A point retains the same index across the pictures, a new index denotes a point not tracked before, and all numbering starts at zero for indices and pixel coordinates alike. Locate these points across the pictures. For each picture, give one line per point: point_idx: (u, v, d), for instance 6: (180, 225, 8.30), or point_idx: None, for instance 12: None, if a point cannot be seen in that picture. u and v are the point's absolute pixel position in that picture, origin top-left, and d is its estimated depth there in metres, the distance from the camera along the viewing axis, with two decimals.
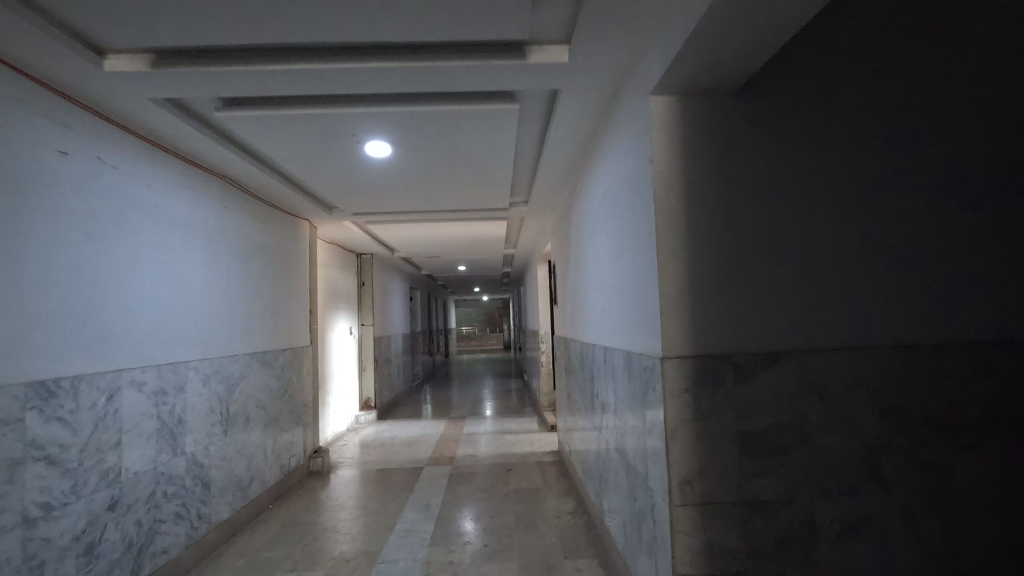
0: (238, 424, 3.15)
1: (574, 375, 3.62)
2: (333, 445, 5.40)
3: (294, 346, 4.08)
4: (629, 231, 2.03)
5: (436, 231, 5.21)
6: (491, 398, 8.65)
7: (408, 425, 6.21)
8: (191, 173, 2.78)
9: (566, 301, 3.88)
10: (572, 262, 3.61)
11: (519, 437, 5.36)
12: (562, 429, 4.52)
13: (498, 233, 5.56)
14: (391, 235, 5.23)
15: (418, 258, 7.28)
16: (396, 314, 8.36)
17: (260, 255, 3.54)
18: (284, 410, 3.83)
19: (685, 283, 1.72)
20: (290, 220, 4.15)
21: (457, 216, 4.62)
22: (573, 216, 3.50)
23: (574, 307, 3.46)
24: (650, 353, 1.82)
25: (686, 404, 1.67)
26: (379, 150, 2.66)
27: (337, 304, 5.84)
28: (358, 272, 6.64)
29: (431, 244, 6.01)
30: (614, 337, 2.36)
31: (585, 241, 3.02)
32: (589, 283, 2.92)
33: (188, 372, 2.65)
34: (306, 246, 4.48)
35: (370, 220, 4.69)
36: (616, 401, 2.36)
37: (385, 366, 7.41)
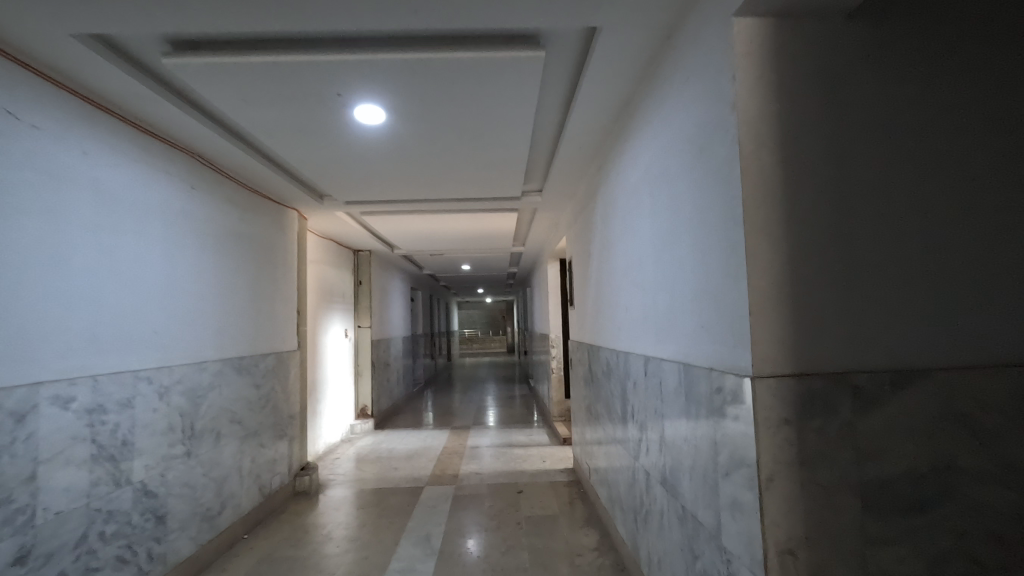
0: (206, 443, 2.69)
1: (597, 387, 3.15)
2: (325, 458, 4.93)
3: (277, 351, 3.62)
4: (691, 208, 1.56)
5: (439, 224, 4.74)
6: (496, 406, 8.18)
7: (407, 436, 5.74)
8: (146, 144, 2.33)
9: (588, 302, 3.41)
10: (595, 256, 3.14)
11: (529, 451, 4.89)
12: (579, 445, 4.04)
13: (507, 229, 5.10)
14: (390, 228, 4.78)
15: (420, 256, 6.82)
16: (397, 315, 7.91)
17: (237, 246, 3.09)
18: (265, 423, 3.37)
19: (783, 272, 1.24)
20: (274, 208, 3.70)
21: (463, 207, 4.16)
22: (597, 202, 3.03)
23: (600, 308, 3.00)
24: (728, 368, 1.35)
25: (786, 442, 1.19)
26: (371, 115, 2.21)
27: (331, 304, 5.38)
28: (354, 270, 6.19)
29: (434, 240, 5.55)
30: (662, 345, 1.89)
31: (616, 231, 2.54)
32: (622, 280, 2.45)
33: (138, 383, 2.19)
34: (294, 238, 4.03)
35: (366, 211, 4.23)
36: (663, 424, 1.89)
37: (384, 372, 6.95)
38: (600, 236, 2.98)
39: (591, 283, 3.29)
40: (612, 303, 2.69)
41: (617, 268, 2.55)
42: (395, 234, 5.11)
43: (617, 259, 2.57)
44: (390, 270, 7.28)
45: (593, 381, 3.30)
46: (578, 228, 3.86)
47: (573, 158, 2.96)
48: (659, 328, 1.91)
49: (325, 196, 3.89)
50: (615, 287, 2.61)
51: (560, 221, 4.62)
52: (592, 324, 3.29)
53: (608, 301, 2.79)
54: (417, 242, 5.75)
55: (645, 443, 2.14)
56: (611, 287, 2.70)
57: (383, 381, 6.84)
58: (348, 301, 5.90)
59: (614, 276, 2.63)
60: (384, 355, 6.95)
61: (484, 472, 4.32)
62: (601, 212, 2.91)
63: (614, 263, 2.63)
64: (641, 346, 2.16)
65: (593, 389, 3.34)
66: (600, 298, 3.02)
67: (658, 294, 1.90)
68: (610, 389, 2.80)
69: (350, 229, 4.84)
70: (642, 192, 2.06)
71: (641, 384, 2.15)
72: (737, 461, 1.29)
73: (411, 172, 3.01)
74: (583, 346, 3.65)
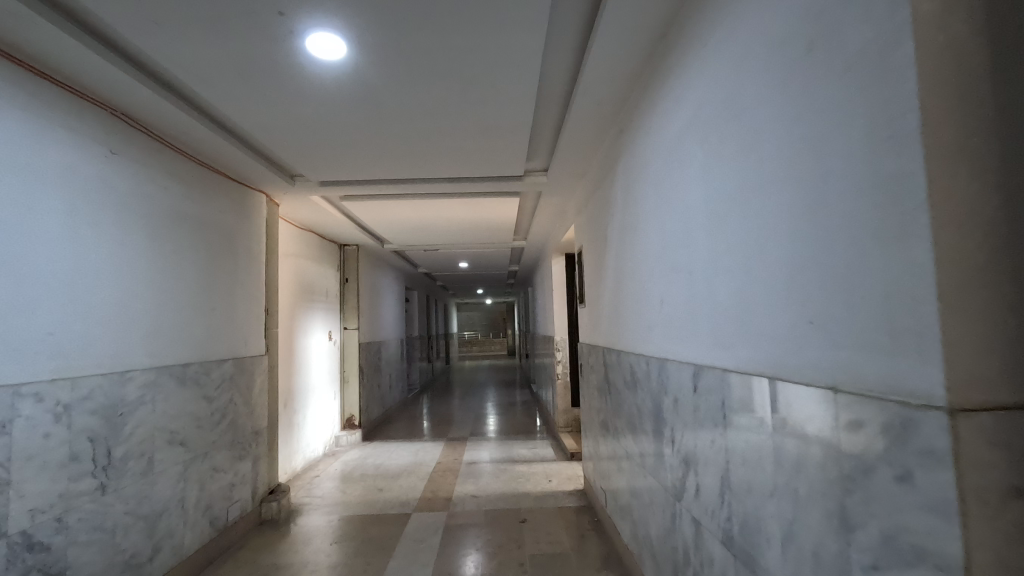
0: (132, 472, 2.16)
1: (616, 400, 2.60)
2: (303, 475, 4.37)
3: (238, 355, 3.08)
4: (790, 140, 1.03)
5: (430, 212, 4.20)
6: (496, 413, 7.62)
7: (398, 450, 5.19)
8: (37, 89, 1.81)
9: (604, 299, 2.87)
10: (613, 239, 2.61)
11: (533, 468, 4.34)
12: (591, 464, 3.50)
13: (506, 218, 4.56)
14: (375, 217, 4.24)
15: (413, 251, 6.29)
16: (389, 316, 7.36)
17: (180, 229, 2.56)
18: (219, 443, 2.83)
19: (992, 224, 0.71)
20: (234, 187, 3.17)
21: (456, 190, 3.63)
22: (616, 175, 2.51)
23: (620, 304, 2.48)
24: (874, 386, 0.82)
25: (1016, 528, 0.66)
26: (327, 46, 1.70)
27: (311, 303, 4.84)
28: (340, 266, 5.65)
29: (426, 231, 5.01)
30: (727, 349, 1.35)
31: (643, 204, 2.04)
32: (652, 266, 1.94)
33: (21, 400, 1.67)
34: (261, 224, 3.50)
35: (345, 195, 3.70)
36: (727, 463, 1.34)
37: (374, 377, 6.40)
38: (620, 215, 2.45)
39: (608, 276, 2.76)
40: (636, 296, 2.18)
41: (644, 252, 2.04)
42: (382, 223, 4.58)
43: (643, 240, 2.05)
44: (380, 268, 6.74)
45: (611, 392, 2.75)
46: (589, 212, 3.32)
47: (587, 119, 2.43)
48: (721, 326, 1.37)
49: (296, 174, 3.36)
50: (641, 276, 2.10)
51: (566, 207, 4.09)
52: (610, 324, 2.75)
53: (631, 295, 2.27)
54: (407, 234, 5.21)
55: (692, 483, 1.59)
56: (635, 277, 2.19)
57: (373, 387, 6.29)
58: (332, 299, 5.35)
59: (639, 263, 2.11)
60: (374, 359, 6.40)
61: (481, 494, 3.76)
62: (622, 185, 2.39)
63: (639, 247, 2.11)
64: (687, 351, 1.62)
65: (610, 401, 2.80)
66: (619, 293, 2.50)
67: (720, 277, 1.36)
68: (635, 404, 2.25)
69: (330, 216, 4.30)
70: (689, 143, 1.54)
71: (687, 402, 1.61)
72: (902, 552, 0.75)
73: (389, 134, 2.49)
74: (596, 350, 3.10)
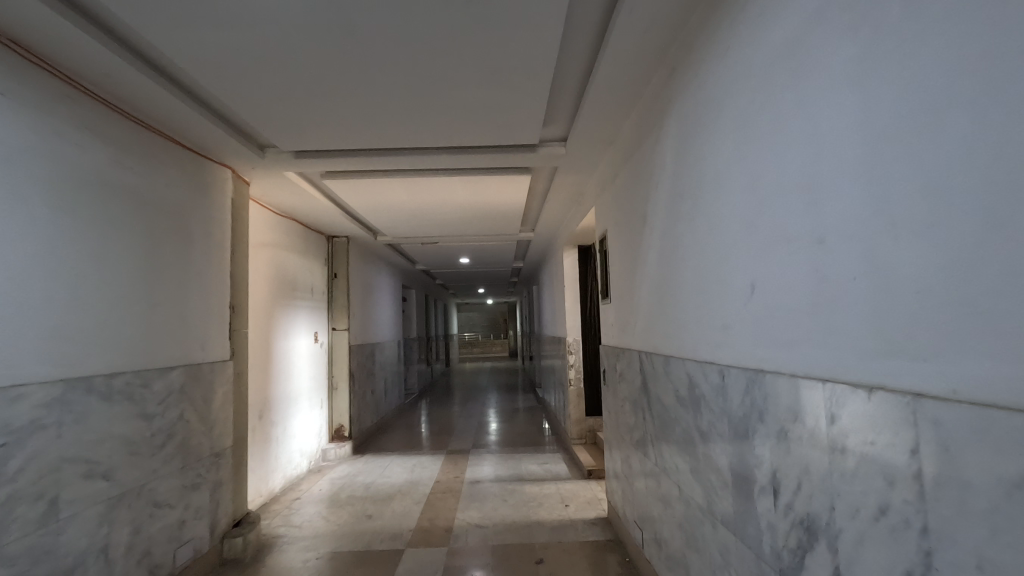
0: (21, 520, 1.61)
1: (662, 420, 2.05)
2: (283, 497, 3.82)
3: (193, 360, 2.55)
4: None
5: (427, 194, 3.65)
6: (500, 420, 7.06)
7: (392, 465, 4.64)
8: None
9: (643, 291, 2.32)
10: (657, 213, 2.07)
11: (545, 490, 3.77)
12: (618, 490, 2.94)
13: (513, 203, 4.02)
14: (363, 199, 3.69)
15: (409, 244, 5.73)
16: (383, 315, 6.80)
17: (104, 202, 2.02)
18: (164, 470, 2.28)
19: None
20: (189, 158, 2.63)
21: (457, 165, 3.08)
22: (664, 132, 1.98)
23: (670, 296, 1.93)
24: None
25: None
26: None
27: (292, 300, 4.27)
28: (328, 260, 5.09)
29: (423, 219, 4.46)
30: (916, 359, 0.82)
31: (714, 158, 1.51)
32: (732, 240, 1.41)
33: None
34: (227, 204, 2.95)
35: (326, 170, 3.15)
36: (929, 556, 0.78)
37: (367, 382, 5.84)
38: (670, 181, 1.92)
39: (648, 262, 2.22)
40: (699, 284, 1.64)
41: (716, 221, 1.51)
42: (372, 208, 4.03)
43: (714, 206, 1.52)
44: (373, 263, 6.19)
45: (652, 409, 2.19)
46: (617, 188, 2.77)
47: (628, 57, 1.89)
48: (907, 317, 0.83)
49: (266, 143, 2.82)
50: (709, 257, 1.56)
51: (585, 188, 3.54)
52: (651, 323, 2.20)
53: (688, 283, 1.73)
54: (401, 224, 4.66)
55: (823, 566, 1.03)
56: (696, 259, 1.66)
57: (366, 394, 5.72)
58: (318, 296, 4.80)
59: (706, 238, 1.58)
60: (367, 363, 5.84)
61: (487, 523, 3.21)
62: (674, 142, 1.86)
63: (705, 217, 1.58)
64: (809, 357, 1.08)
65: (650, 419, 2.24)
66: (667, 282, 1.96)
67: (906, 238, 0.83)
68: (695, 429, 1.70)
69: (312, 200, 3.75)
70: (825, 40, 1.01)
71: (815, 438, 1.05)
72: None
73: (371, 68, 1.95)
74: (628, 354, 2.55)
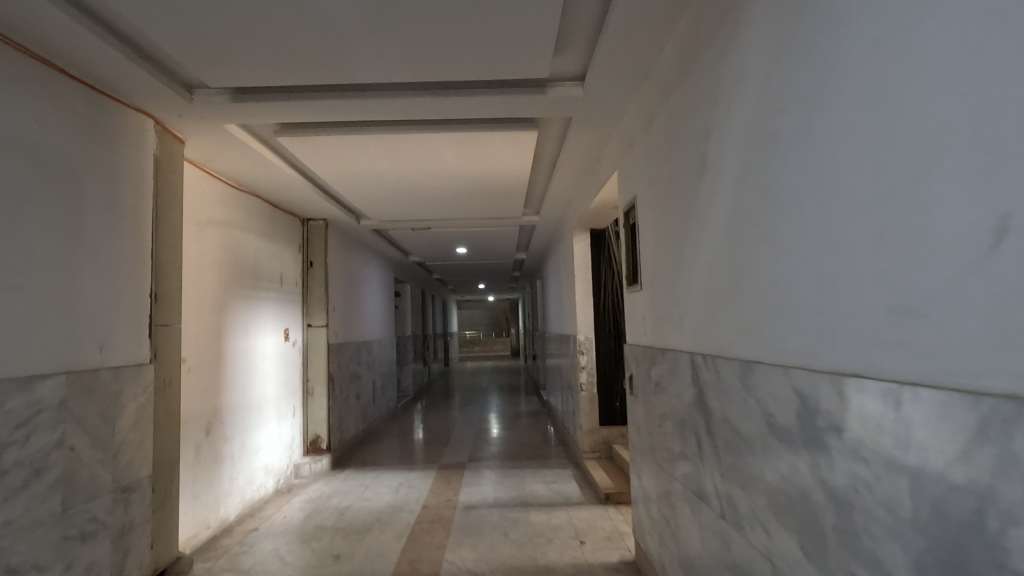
0: None
1: (735, 456, 1.39)
2: (240, 527, 3.16)
3: (85, 364, 1.89)
4: None
5: (409, 159, 2.99)
6: (502, 426, 6.40)
7: (375, 484, 3.99)
8: None
9: (696, 272, 1.66)
10: (727, 149, 1.41)
11: (555, 519, 3.12)
12: (652, 532, 2.27)
13: (516, 174, 3.35)
14: (332, 166, 3.03)
15: (398, 230, 5.07)
16: (372, 311, 6.15)
17: None
18: (26, 520, 1.63)
19: None
20: (86, 97, 1.98)
21: (443, 114, 2.41)
22: (743, 25, 1.32)
23: (755, 271, 1.27)
24: None
25: None
26: None
27: (254, 291, 3.61)
28: (302, 247, 4.43)
29: (411, 196, 3.80)
30: None
31: (883, 11, 0.85)
32: (945, 141, 0.74)
33: None
34: (149, 166, 2.29)
35: (279, 123, 2.54)
36: None
37: (352, 386, 5.18)
38: (757, 94, 1.25)
39: (707, 228, 1.55)
40: (829, 240, 0.99)
41: (884, 120, 0.85)
42: (346, 179, 3.37)
43: (879, 98, 0.86)
44: (359, 253, 5.52)
45: (715, 439, 1.52)
46: (652, 138, 2.10)
47: None
48: None
49: (194, 82, 2.15)
50: (863, 190, 0.90)
51: (603, 150, 2.87)
52: (712, 315, 1.54)
53: (801, 242, 1.08)
54: (385, 203, 4.00)
55: None
56: (824, 199, 1.00)
57: (349, 399, 5.07)
58: (289, 288, 4.14)
59: (855, 159, 0.92)
60: (351, 364, 5.17)
61: (483, 568, 2.55)
62: (771, 30, 1.19)
63: (853, 123, 0.93)
64: None
65: (710, 451, 1.57)
66: (749, 249, 1.30)
67: None
68: (816, 486, 1.03)
69: (271, 167, 3.09)
70: None
71: None
72: None
73: None
74: (671, 359, 1.88)
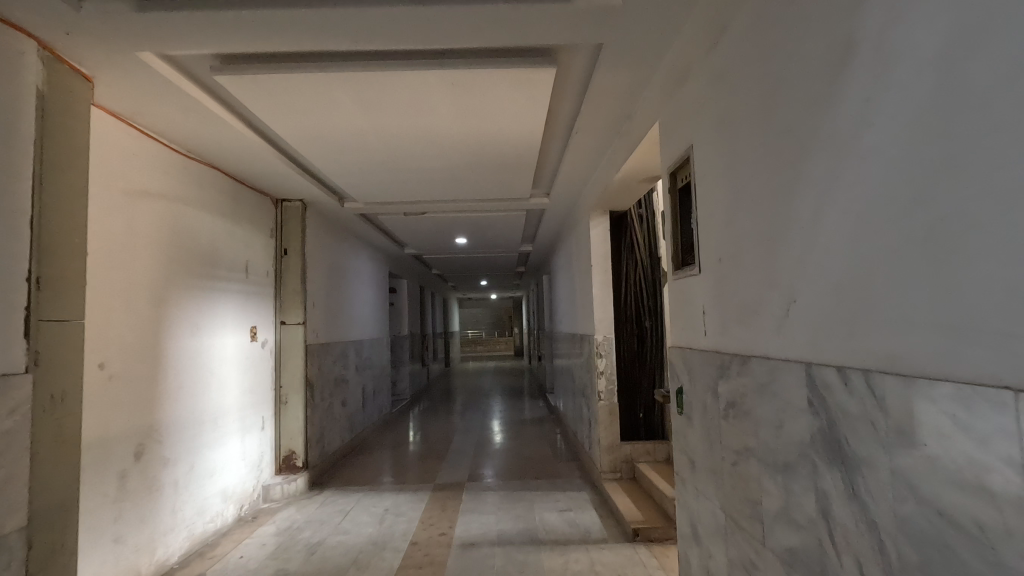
0: None
1: (933, 558, 0.77)
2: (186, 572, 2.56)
3: None
4: None
5: (391, 111, 2.37)
6: (506, 435, 5.78)
7: (357, 510, 3.38)
8: None
9: (823, 236, 1.04)
10: (921, 10, 0.80)
11: (574, 564, 2.50)
12: None
13: (525, 135, 2.73)
14: (296, 120, 2.42)
15: (388, 214, 4.45)
16: (362, 307, 5.53)
17: None
18: None
19: None
20: None
21: (431, 37, 1.80)
22: None
23: (1010, 216, 0.66)
24: None
25: None
26: None
27: (209, 282, 2.99)
28: (275, 231, 3.82)
29: (399, 168, 3.18)
30: None
31: None
32: None
33: None
34: (33, 106, 1.68)
35: (217, 55, 1.93)
36: None
37: (336, 391, 4.57)
38: None
39: (856, 160, 0.95)
40: None
41: None
42: (317, 142, 2.75)
43: None
44: (345, 242, 4.91)
45: (868, 511, 0.91)
46: (726, 54, 1.48)
47: None
48: None
49: None
50: None
51: (638, 97, 2.25)
52: (861, 304, 0.93)
53: None
54: (369, 178, 3.39)
55: None
56: None
57: (332, 406, 4.46)
58: (257, 278, 3.53)
59: None
60: (335, 367, 4.56)
61: None
62: None
63: None
64: None
65: (851, 526, 0.96)
66: (985, 179, 0.70)
67: None
68: None
69: (220, 123, 2.47)
70: None
71: None
72: None
73: None
74: (763, 373, 1.26)
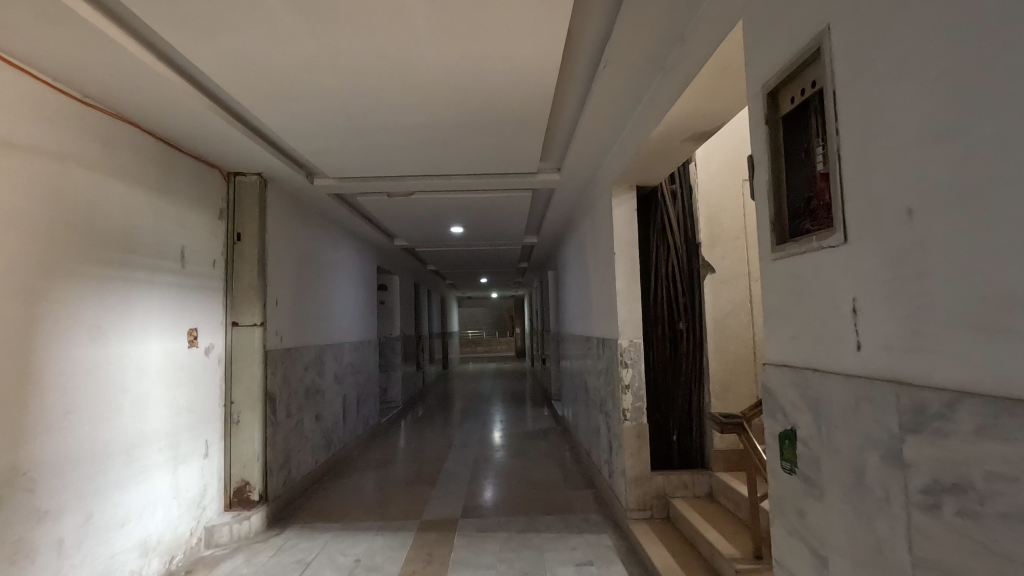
0: None
1: None
2: None
3: None
4: None
5: (347, 22, 1.68)
6: (508, 450, 5.08)
7: (322, 560, 2.68)
8: None
9: None
10: None
11: None
12: None
13: (533, 71, 2.04)
14: (214, 36, 1.74)
15: (368, 193, 3.75)
16: (344, 304, 4.83)
17: None
18: None
19: None
20: None
21: None
22: None
23: None
24: None
25: None
26: None
27: (123, 272, 2.28)
28: (226, 212, 3.12)
29: (371, 124, 2.49)
30: None
31: None
32: None
33: None
34: None
35: None
36: None
37: (308, 404, 3.87)
38: None
39: None
40: None
41: None
42: (256, 81, 2.06)
43: None
44: (320, 229, 4.22)
45: None
46: None
47: None
48: None
49: None
50: None
51: None
52: None
53: None
54: (336, 140, 2.69)
55: None
56: None
57: (302, 422, 3.76)
58: (198, 268, 2.83)
59: None
60: (307, 376, 3.86)
61: None
62: None
63: None
64: None
65: None
66: None
67: None
68: None
69: (112, 46, 1.79)
70: None
71: None
72: None
73: None
74: None
